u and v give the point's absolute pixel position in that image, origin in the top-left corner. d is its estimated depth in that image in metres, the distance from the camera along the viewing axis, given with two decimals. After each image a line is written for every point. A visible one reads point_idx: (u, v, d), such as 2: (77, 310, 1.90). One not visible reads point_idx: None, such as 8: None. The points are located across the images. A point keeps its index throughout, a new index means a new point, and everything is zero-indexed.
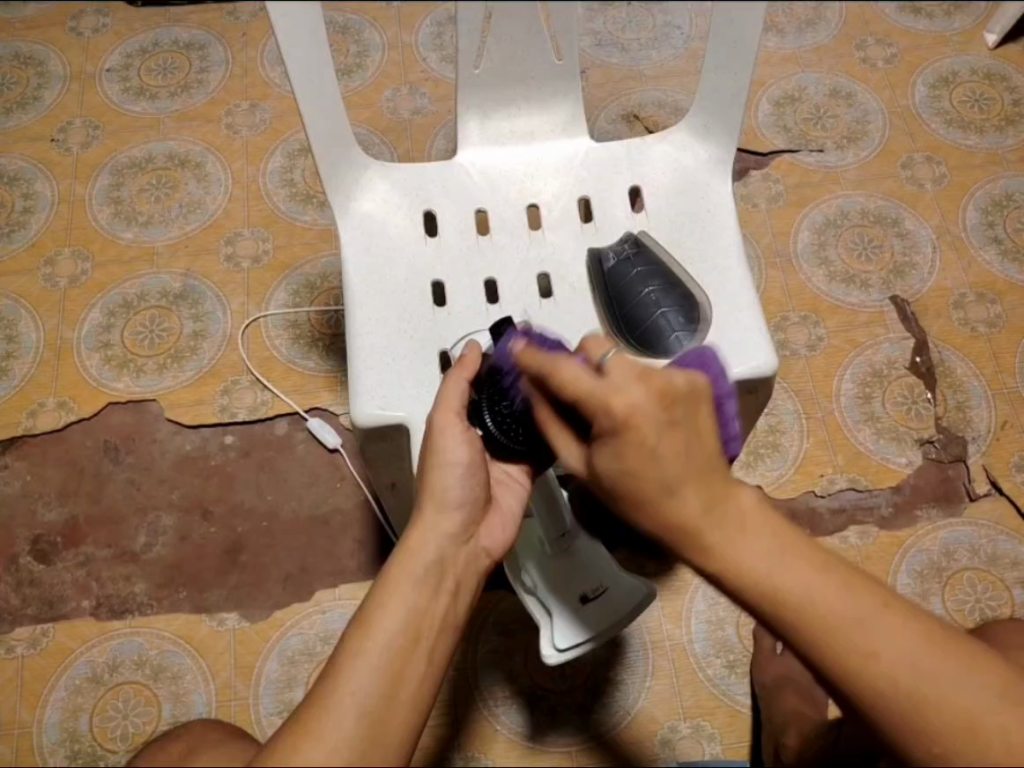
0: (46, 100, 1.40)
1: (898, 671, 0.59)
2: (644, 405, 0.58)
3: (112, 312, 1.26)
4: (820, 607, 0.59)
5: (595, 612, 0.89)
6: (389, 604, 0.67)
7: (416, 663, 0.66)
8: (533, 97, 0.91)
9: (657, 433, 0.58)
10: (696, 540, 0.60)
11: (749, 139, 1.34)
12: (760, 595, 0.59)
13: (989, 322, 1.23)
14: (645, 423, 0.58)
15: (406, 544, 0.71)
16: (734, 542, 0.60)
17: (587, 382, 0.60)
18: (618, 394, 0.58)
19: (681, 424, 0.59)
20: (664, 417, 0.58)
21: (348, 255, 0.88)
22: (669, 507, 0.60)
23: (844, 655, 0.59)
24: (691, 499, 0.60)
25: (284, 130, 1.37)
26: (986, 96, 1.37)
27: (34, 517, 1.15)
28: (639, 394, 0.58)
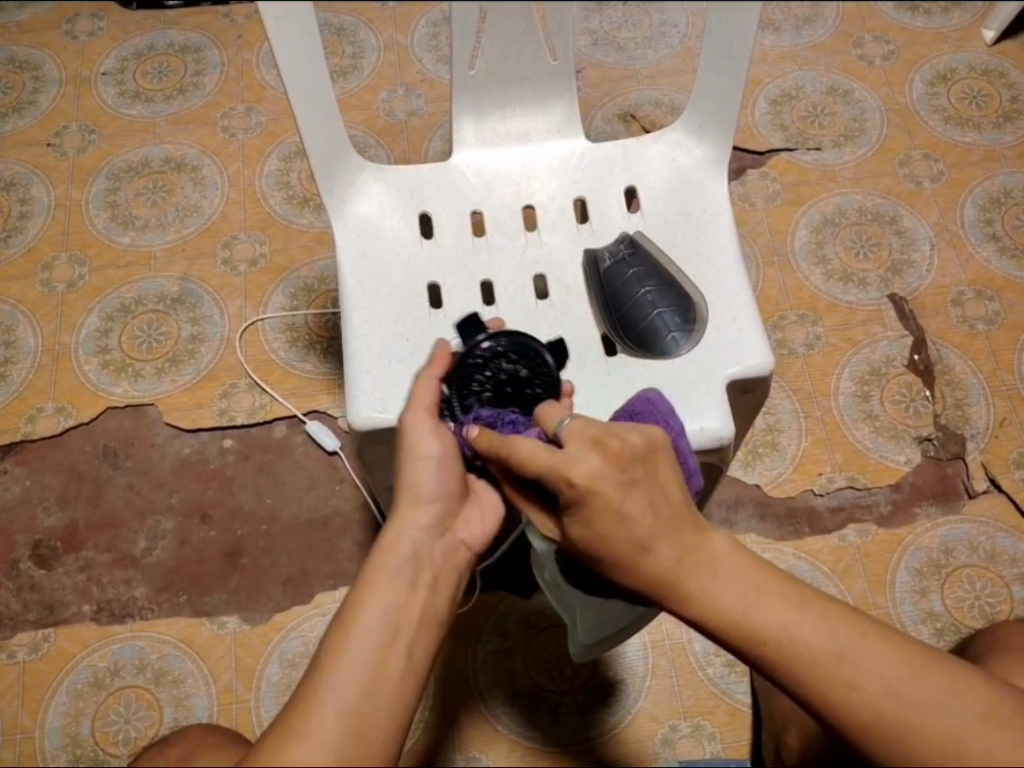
0: (41, 104, 1.40)
1: (883, 702, 0.59)
2: (603, 470, 0.62)
3: (109, 316, 1.26)
4: (797, 641, 0.61)
5: (622, 604, 0.80)
6: (370, 601, 0.67)
7: (402, 661, 0.65)
8: (527, 97, 0.91)
9: (618, 496, 0.62)
10: (672, 587, 0.64)
11: (746, 138, 1.34)
12: (738, 632, 0.62)
13: (987, 319, 1.23)
14: (606, 489, 0.62)
15: (385, 541, 0.71)
16: (708, 584, 0.63)
17: (544, 455, 0.64)
18: (576, 465, 0.62)
19: (639, 485, 0.63)
20: (620, 478, 0.62)
21: (343, 257, 0.88)
22: (641, 561, 0.63)
23: (824, 686, 0.60)
24: (662, 552, 0.63)
25: (281, 132, 1.37)
26: (984, 93, 1.37)
27: (34, 522, 1.15)
28: (596, 462, 0.63)
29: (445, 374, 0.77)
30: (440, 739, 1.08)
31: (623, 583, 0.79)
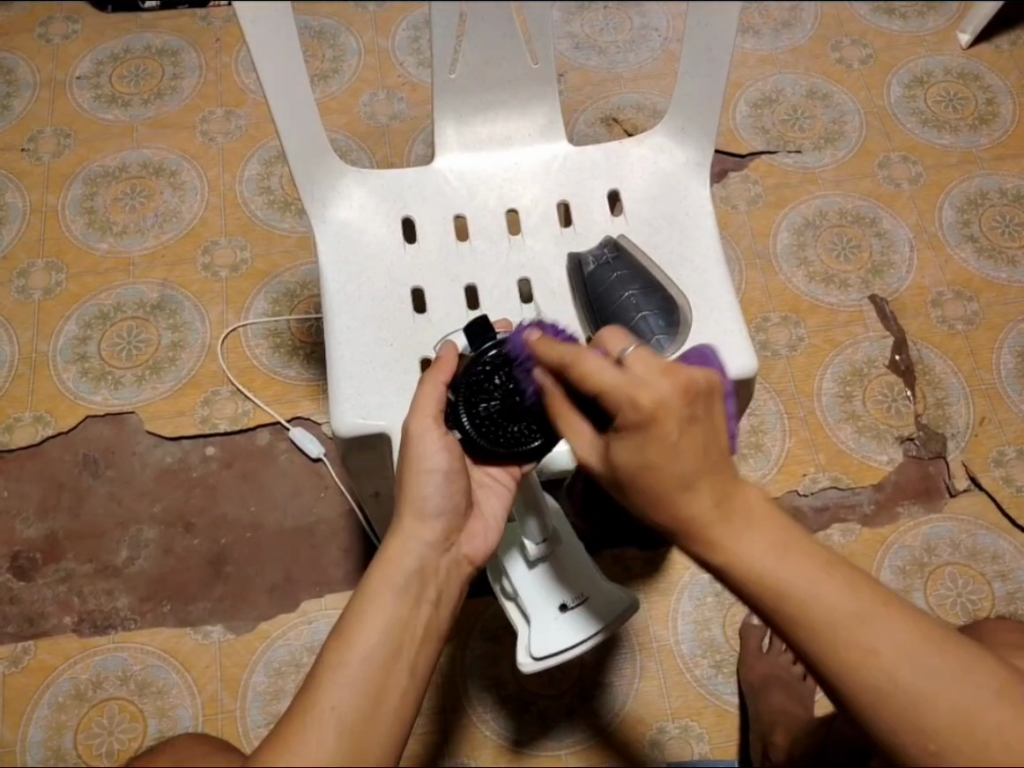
0: (16, 108, 1.37)
1: (896, 668, 0.60)
2: (670, 398, 0.58)
3: (88, 323, 1.24)
4: (822, 604, 0.60)
5: (576, 619, 0.91)
6: (371, 616, 0.67)
7: (400, 677, 0.66)
8: (510, 100, 0.90)
9: (676, 430, 0.59)
10: (706, 534, 0.61)
11: (727, 141, 1.35)
12: (764, 589, 0.61)
13: (966, 319, 1.24)
14: (670, 418, 0.58)
15: (386, 554, 0.70)
16: (742, 538, 0.61)
17: (610, 376, 0.60)
18: (645, 388, 0.59)
19: (700, 419, 0.59)
20: (684, 411, 0.59)
21: (326, 263, 0.87)
22: (684, 503, 0.60)
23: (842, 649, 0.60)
24: (705, 496, 0.60)
25: (261, 136, 1.35)
26: (960, 96, 1.38)
27: (13, 533, 1.14)
28: (664, 386, 0.59)
29: (451, 378, 0.74)
30: (430, 744, 1.07)
31: (578, 602, 0.92)
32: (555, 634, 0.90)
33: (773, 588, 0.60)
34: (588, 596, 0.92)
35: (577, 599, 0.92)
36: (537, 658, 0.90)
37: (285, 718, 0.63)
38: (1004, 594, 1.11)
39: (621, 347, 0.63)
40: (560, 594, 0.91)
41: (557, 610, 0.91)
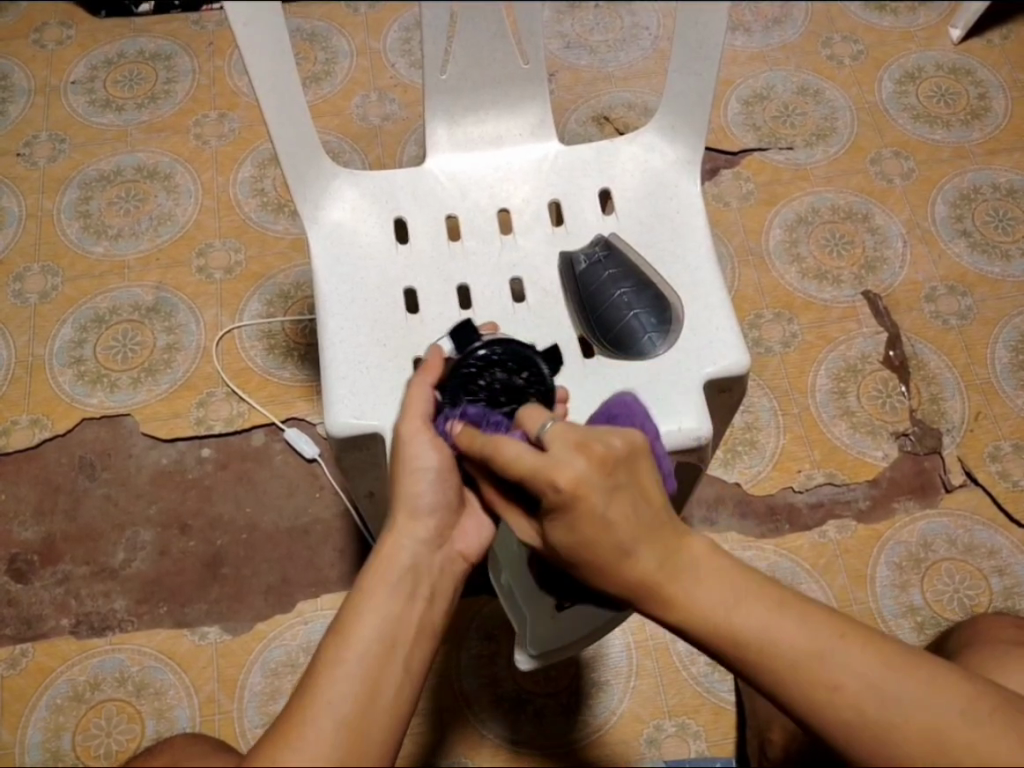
0: (10, 114, 1.38)
1: (861, 702, 0.60)
2: (588, 474, 0.60)
3: (83, 327, 1.25)
4: (775, 644, 0.61)
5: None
6: (365, 612, 0.67)
7: (394, 671, 0.65)
8: (500, 100, 0.91)
9: (602, 501, 0.60)
10: (650, 588, 0.63)
11: (719, 138, 1.35)
12: (713, 631, 0.62)
13: (960, 314, 1.24)
14: (593, 493, 0.60)
15: (380, 554, 0.71)
16: (685, 585, 0.63)
17: (530, 459, 0.62)
18: (562, 469, 0.60)
19: (622, 487, 0.61)
20: (607, 482, 0.60)
21: (319, 264, 0.88)
22: (625, 569, 0.62)
23: (802, 680, 0.61)
24: (645, 556, 0.62)
25: (254, 139, 1.36)
26: (952, 91, 1.38)
27: (10, 536, 1.14)
28: (580, 464, 0.60)
29: (439, 381, 0.75)
30: (427, 744, 1.08)
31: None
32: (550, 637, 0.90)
33: (726, 635, 0.62)
34: None
35: None
36: (531, 658, 0.91)
37: (283, 715, 0.63)
38: (1001, 590, 1.11)
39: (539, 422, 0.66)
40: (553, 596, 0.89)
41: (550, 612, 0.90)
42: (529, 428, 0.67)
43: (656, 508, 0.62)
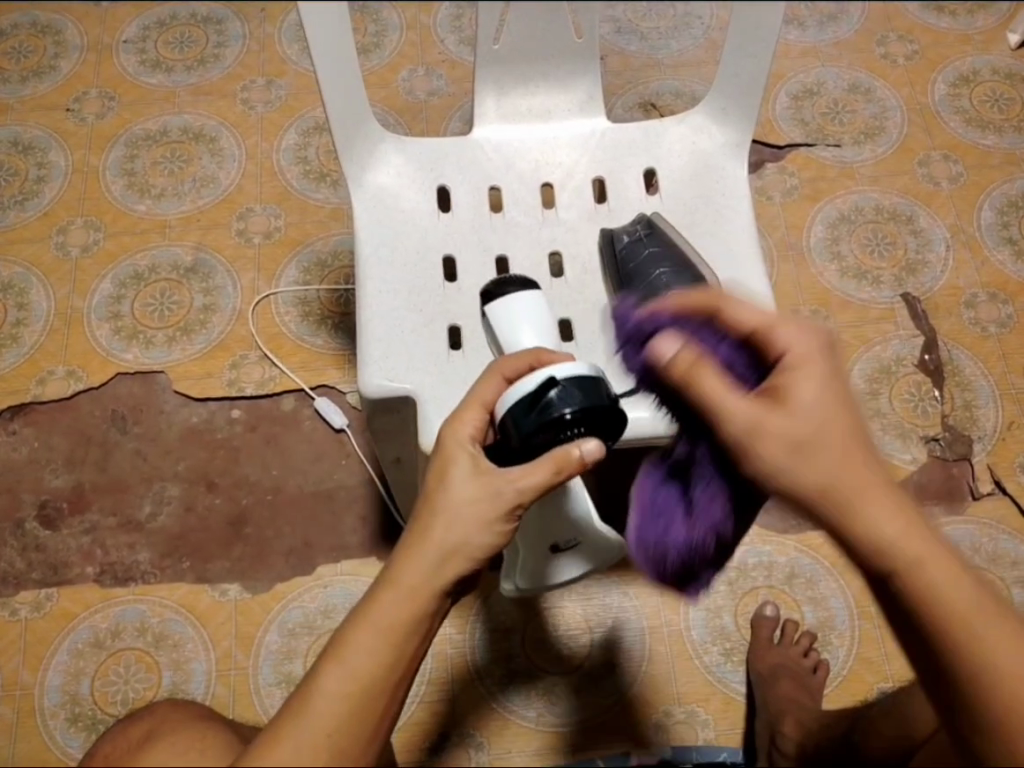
0: (62, 69, 1.40)
1: (968, 627, 0.57)
2: (814, 345, 0.63)
3: (123, 283, 1.26)
4: (974, 613, 0.58)
5: (561, 559, 0.87)
6: (348, 653, 0.60)
7: (373, 715, 0.60)
8: (552, 74, 0.91)
9: (823, 377, 0.62)
10: (853, 504, 0.59)
11: (766, 131, 1.34)
12: (914, 577, 0.58)
13: (1000, 322, 1.22)
14: (815, 361, 0.62)
15: (380, 585, 0.63)
16: (895, 519, 0.58)
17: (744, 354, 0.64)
18: (792, 331, 0.64)
19: (840, 378, 0.62)
20: (829, 362, 0.63)
21: (360, 226, 0.88)
22: (831, 458, 0.59)
23: (984, 653, 0.57)
24: (855, 459, 0.60)
25: (301, 107, 1.37)
26: (1007, 97, 1.36)
27: (41, 482, 1.16)
28: (810, 338, 0.63)
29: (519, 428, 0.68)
30: (437, 712, 1.09)
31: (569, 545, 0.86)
32: (539, 566, 0.87)
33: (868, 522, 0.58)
34: (580, 539, 0.85)
35: (568, 542, 0.85)
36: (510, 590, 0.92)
37: (266, 732, 0.60)
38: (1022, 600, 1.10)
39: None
40: (551, 539, 0.85)
41: (547, 550, 0.86)
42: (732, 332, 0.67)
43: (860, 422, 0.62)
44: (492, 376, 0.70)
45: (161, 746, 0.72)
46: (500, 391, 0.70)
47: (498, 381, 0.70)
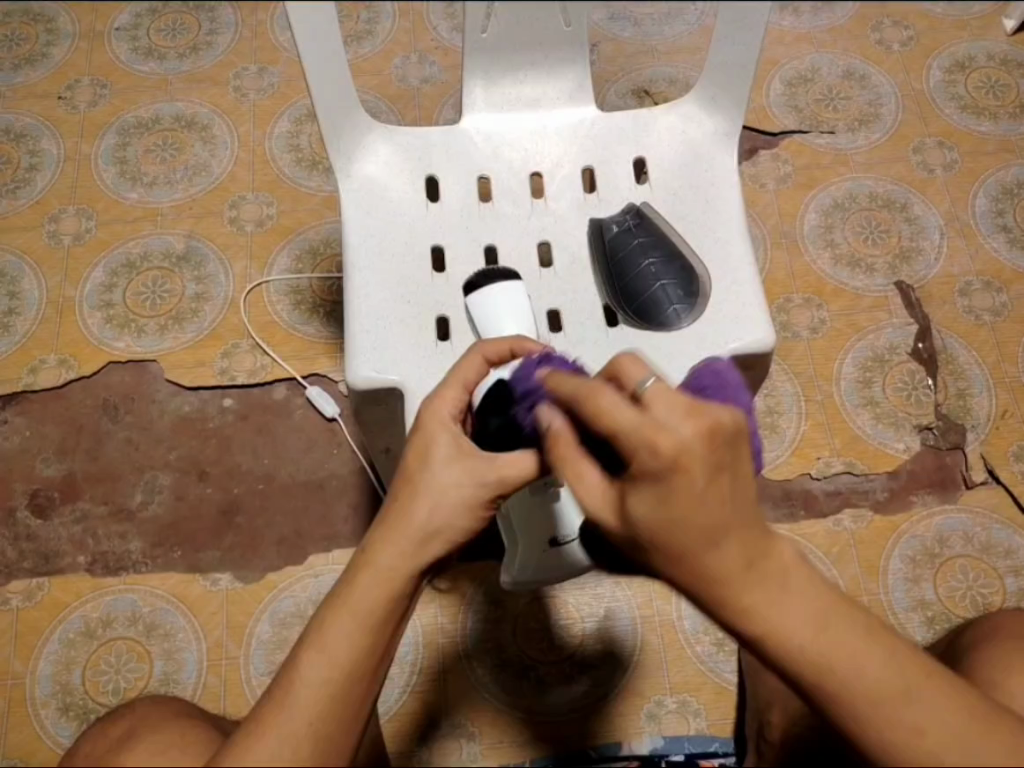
0: (54, 57, 1.40)
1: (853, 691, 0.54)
2: (694, 445, 0.48)
3: (115, 271, 1.26)
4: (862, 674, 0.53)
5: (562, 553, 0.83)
6: (327, 637, 0.60)
7: (353, 699, 0.59)
8: (541, 62, 0.90)
9: (703, 480, 0.49)
10: (733, 600, 0.52)
11: (760, 119, 1.33)
12: (796, 658, 0.53)
13: (994, 311, 1.22)
14: (695, 466, 0.49)
15: (355, 568, 0.62)
16: (776, 604, 0.53)
17: (623, 416, 0.50)
18: (665, 432, 0.49)
19: (727, 469, 0.50)
20: (711, 458, 0.49)
21: (348, 217, 0.88)
22: (710, 560, 0.52)
23: (866, 716, 0.54)
24: (737, 552, 0.52)
25: (293, 94, 1.36)
26: (1002, 83, 1.35)
27: (33, 471, 1.16)
28: (688, 433, 0.49)
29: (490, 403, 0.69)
30: (428, 702, 1.09)
31: (568, 540, 0.82)
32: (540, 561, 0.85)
33: (741, 610, 0.53)
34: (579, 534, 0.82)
35: (567, 536, 0.82)
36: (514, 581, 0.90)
37: (252, 716, 0.60)
38: (1015, 590, 1.09)
39: (639, 377, 0.54)
40: (548, 532, 0.82)
41: (544, 545, 0.83)
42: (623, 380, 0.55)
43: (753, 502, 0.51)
44: (472, 354, 0.69)
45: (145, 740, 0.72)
46: (480, 372, 0.69)
47: (479, 361, 0.69)
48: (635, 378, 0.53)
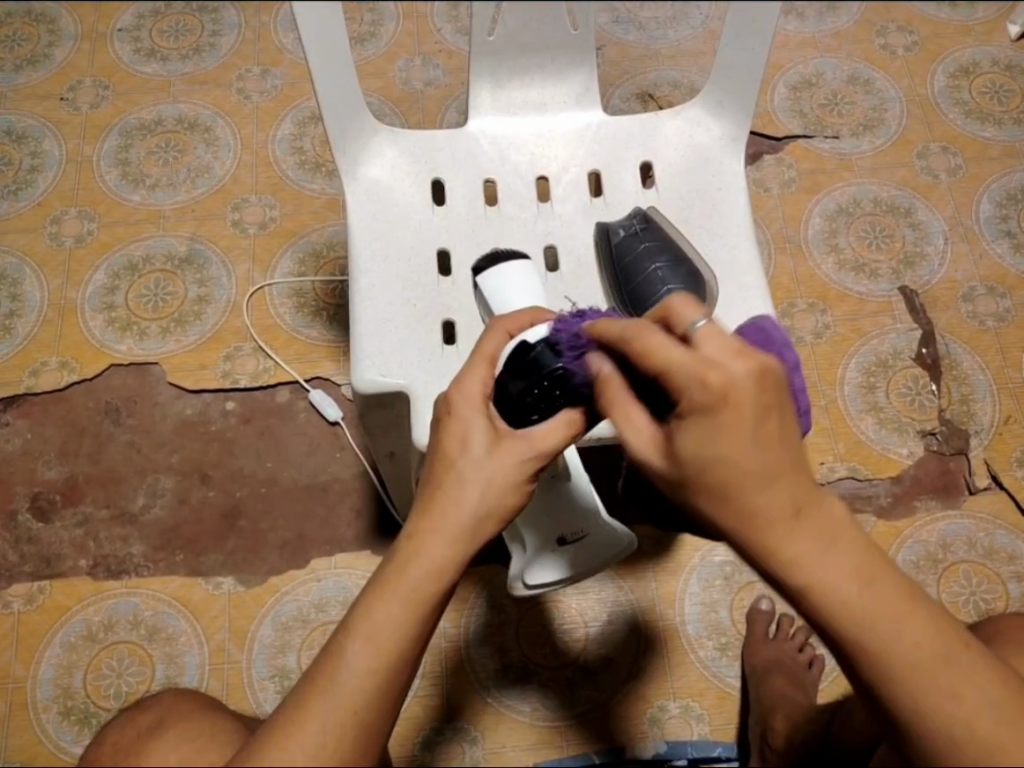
0: (56, 58, 1.39)
1: (893, 654, 0.53)
2: (743, 383, 0.50)
3: (117, 273, 1.26)
4: (904, 640, 0.53)
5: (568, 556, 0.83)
6: (374, 624, 0.60)
7: (391, 691, 0.60)
8: (548, 67, 0.90)
9: (752, 419, 0.51)
10: (782, 550, 0.52)
11: (764, 123, 1.33)
12: (840, 616, 0.53)
13: (998, 316, 1.22)
14: (743, 404, 0.50)
15: (404, 553, 0.61)
16: (822, 558, 0.53)
17: (676, 353, 0.52)
18: (716, 369, 0.51)
19: (775, 411, 0.51)
20: (760, 398, 0.51)
21: (354, 220, 0.87)
22: (759, 504, 0.52)
23: (905, 680, 0.54)
24: (785, 497, 0.52)
25: (296, 96, 1.36)
26: (1006, 89, 1.35)
27: (34, 474, 1.16)
28: (738, 370, 0.51)
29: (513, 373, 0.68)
30: (430, 706, 1.08)
31: (575, 538, 0.83)
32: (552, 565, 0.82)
33: (789, 561, 0.52)
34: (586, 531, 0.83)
35: (575, 534, 0.83)
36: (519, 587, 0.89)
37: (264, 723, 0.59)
38: (1019, 596, 1.09)
39: (690, 317, 0.55)
40: (556, 529, 0.82)
41: (553, 543, 0.82)
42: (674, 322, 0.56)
43: (798, 448, 0.53)
44: (496, 329, 0.68)
45: (167, 732, 0.72)
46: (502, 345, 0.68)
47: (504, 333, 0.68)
48: (685, 319, 0.54)
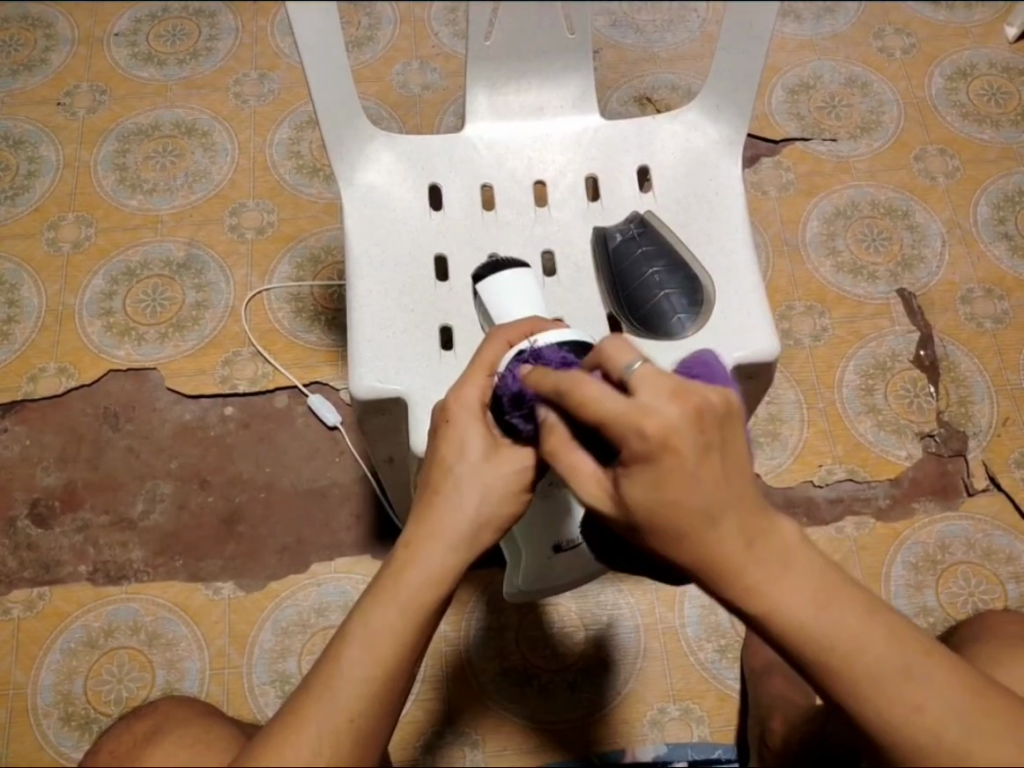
0: (52, 63, 1.39)
1: (861, 670, 0.53)
2: (680, 424, 0.50)
3: (115, 279, 1.26)
4: (867, 658, 0.53)
5: (569, 560, 0.83)
6: (372, 631, 0.60)
7: (387, 698, 0.60)
8: (544, 71, 0.90)
9: (693, 458, 0.51)
10: (739, 582, 0.52)
11: (762, 126, 1.33)
12: (795, 639, 0.53)
13: (995, 318, 1.22)
14: (683, 447, 0.50)
15: (400, 559, 0.62)
16: (780, 584, 0.53)
17: (611, 402, 0.52)
18: (651, 415, 0.51)
19: (716, 449, 0.51)
20: (699, 438, 0.51)
21: (351, 225, 0.87)
22: (709, 539, 0.52)
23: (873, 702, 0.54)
24: (734, 532, 0.52)
25: (294, 100, 1.36)
26: (1004, 91, 1.35)
27: (34, 480, 1.15)
28: (673, 413, 0.51)
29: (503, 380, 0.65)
30: (431, 710, 1.08)
31: (576, 544, 0.83)
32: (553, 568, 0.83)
33: (750, 589, 0.52)
34: None
35: (574, 539, 0.83)
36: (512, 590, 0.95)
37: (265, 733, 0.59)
38: (1017, 597, 1.10)
39: (626, 359, 0.55)
40: (555, 535, 0.83)
41: (552, 549, 0.83)
42: (612, 364, 0.56)
43: (745, 480, 0.53)
44: (496, 337, 0.65)
45: (172, 736, 0.73)
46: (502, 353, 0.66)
47: (502, 343, 0.66)
48: (622, 361, 0.55)
